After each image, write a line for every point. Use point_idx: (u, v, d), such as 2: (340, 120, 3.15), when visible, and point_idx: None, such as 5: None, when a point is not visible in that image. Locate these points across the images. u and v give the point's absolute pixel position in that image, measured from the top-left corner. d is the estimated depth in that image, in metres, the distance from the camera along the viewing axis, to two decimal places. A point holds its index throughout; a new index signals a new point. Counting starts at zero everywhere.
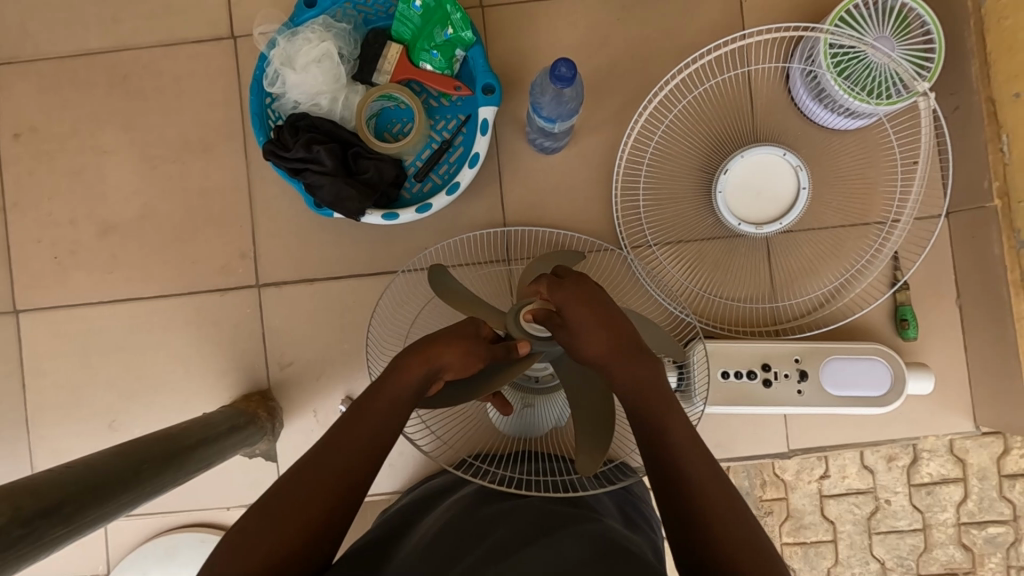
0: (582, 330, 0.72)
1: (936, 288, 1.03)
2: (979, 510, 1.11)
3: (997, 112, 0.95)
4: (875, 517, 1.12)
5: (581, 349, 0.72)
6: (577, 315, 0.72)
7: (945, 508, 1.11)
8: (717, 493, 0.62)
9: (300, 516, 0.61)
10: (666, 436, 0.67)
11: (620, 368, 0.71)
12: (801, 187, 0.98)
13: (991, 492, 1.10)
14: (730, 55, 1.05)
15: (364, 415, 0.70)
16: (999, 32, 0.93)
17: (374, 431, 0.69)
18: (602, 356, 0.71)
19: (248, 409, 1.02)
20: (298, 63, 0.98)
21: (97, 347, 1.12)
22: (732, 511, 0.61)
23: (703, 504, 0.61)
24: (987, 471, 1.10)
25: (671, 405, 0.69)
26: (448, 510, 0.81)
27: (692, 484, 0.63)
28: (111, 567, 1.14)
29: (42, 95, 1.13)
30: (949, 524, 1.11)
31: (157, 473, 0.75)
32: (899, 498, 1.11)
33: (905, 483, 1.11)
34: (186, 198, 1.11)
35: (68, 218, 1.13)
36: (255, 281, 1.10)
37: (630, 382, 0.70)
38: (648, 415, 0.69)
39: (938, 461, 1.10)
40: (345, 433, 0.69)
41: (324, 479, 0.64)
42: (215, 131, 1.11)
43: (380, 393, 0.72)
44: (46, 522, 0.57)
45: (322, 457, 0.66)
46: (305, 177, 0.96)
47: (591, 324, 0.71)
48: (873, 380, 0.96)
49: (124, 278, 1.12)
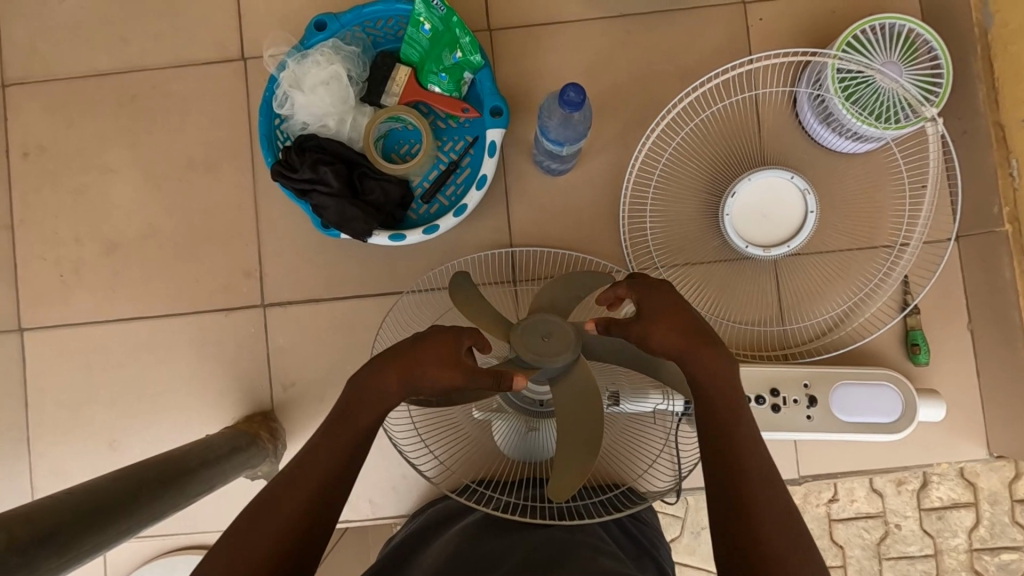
0: (662, 315, 0.73)
1: (946, 313, 1.02)
2: (991, 536, 1.09)
3: (1005, 137, 0.95)
4: (885, 542, 1.10)
5: (658, 334, 0.72)
6: (658, 301, 0.74)
7: (956, 534, 1.09)
8: (769, 506, 0.62)
9: (286, 538, 0.60)
10: (726, 448, 0.66)
11: (704, 360, 0.70)
12: (808, 211, 0.98)
13: (1004, 517, 1.08)
14: (738, 79, 1.05)
15: (336, 431, 0.69)
16: (1005, 58, 0.94)
17: (343, 451, 0.68)
18: (682, 337, 0.71)
19: (249, 430, 1.01)
20: (306, 85, 0.98)
21: (98, 366, 1.11)
22: (783, 523, 0.60)
23: (748, 511, 0.61)
24: (999, 496, 1.08)
25: (748, 445, 0.66)
26: (451, 539, 0.80)
27: (754, 527, 0.60)
28: None
29: (50, 114, 1.14)
30: (961, 549, 1.09)
31: (156, 498, 0.74)
32: (909, 522, 1.09)
33: (914, 508, 1.09)
34: (191, 218, 1.11)
35: (73, 237, 1.13)
36: (259, 301, 1.10)
37: (702, 369, 0.70)
38: (725, 457, 0.66)
39: (948, 485, 1.09)
40: (326, 445, 0.68)
41: (318, 501, 0.63)
42: (221, 151, 1.12)
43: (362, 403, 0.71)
44: (41, 552, 0.56)
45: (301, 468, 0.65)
46: (311, 198, 0.96)
47: (671, 308, 0.73)
48: (882, 407, 0.95)
49: (127, 297, 1.11)
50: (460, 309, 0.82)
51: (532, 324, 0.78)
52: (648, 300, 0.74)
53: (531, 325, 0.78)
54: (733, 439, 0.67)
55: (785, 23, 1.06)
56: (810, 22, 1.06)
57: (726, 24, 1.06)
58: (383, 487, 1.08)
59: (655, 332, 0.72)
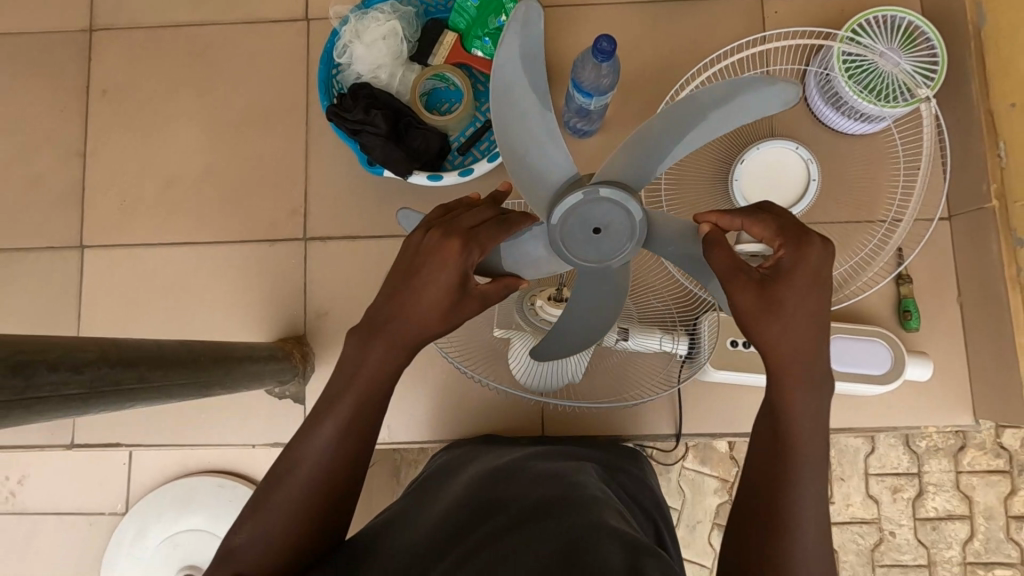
0: (787, 312, 0.63)
1: (936, 286, 1.10)
2: (985, 550, 1.30)
3: (995, 122, 1.03)
4: (879, 549, 1.32)
5: (763, 335, 0.64)
6: (792, 295, 0.63)
7: (951, 546, 1.31)
8: (800, 506, 0.59)
9: (314, 497, 0.63)
10: (779, 432, 0.62)
11: (797, 375, 0.63)
12: (810, 178, 1.07)
13: (998, 533, 1.30)
14: (751, 58, 1.15)
15: (338, 395, 0.66)
16: (997, 50, 1.02)
17: (341, 422, 0.65)
18: (789, 350, 0.63)
19: (285, 347, 1.10)
20: (365, 38, 1.09)
21: (146, 285, 1.20)
22: (804, 531, 0.58)
23: (773, 509, 0.59)
24: (994, 512, 1.30)
25: (804, 439, 0.62)
26: (464, 492, 0.77)
27: (776, 523, 0.59)
28: (129, 506, 1.30)
29: (129, 58, 1.26)
30: (955, 561, 1.30)
31: (209, 370, 0.82)
32: (903, 530, 1.32)
33: (909, 517, 1.32)
34: (246, 159, 1.22)
35: (137, 168, 1.23)
36: (302, 236, 1.19)
37: (790, 382, 0.63)
38: (775, 445, 0.62)
39: (944, 497, 1.31)
40: (338, 405, 0.65)
41: (343, 453, 0.65)
42: (280, 99, 1.23)
43: (362, 366, 0.66)
44: (125, 372, 0.64)
45: (319, 425, 0.65)
46: (361, 138, 1.06)
47: (803, 316, 0.63)
48: (874, 360, 1.02)
49: (181, 225, 1.21)
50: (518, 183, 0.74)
51: (589, 207, 0.70)
52: (783, 282, 0.64)
53: (589, 209, 0.70)
54: (786, 430, 0.62)
55: (798, 17, 1.17)
56: (820, 16, 1.17)
57: (745, 15, 1.18)
58: (399, 414, 1.14)
59: (766, 330, 0.63)
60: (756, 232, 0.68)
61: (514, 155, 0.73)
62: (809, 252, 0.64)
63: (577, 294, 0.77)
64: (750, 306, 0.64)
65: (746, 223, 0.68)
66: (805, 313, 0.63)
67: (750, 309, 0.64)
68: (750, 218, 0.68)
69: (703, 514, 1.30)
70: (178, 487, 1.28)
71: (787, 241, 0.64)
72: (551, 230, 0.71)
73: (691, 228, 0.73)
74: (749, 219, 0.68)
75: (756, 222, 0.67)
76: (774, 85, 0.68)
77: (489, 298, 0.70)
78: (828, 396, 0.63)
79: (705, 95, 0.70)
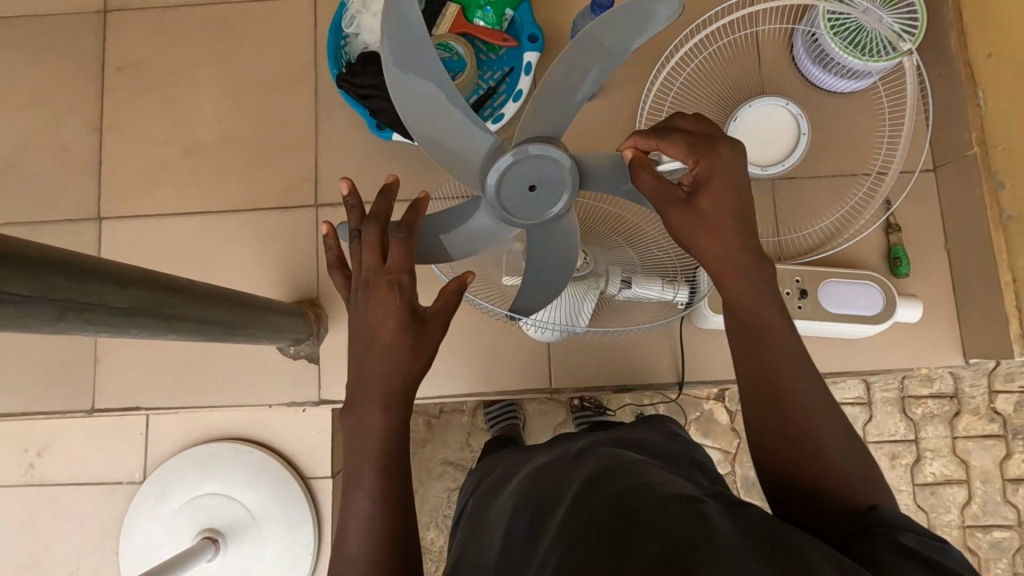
0: (710, 218, 0.70)
1: (925, 234, 1.14)
2: (983, 513, 1.34)
3: (974, 74, 1.08)
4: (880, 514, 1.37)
5: (696, 245, 0.70)
6: (712, 200, 0.70)
7: (950, 510, 1.35)
8: (822, 440, 0.62)
9: (383, 543, 0.65)
10: (763, 374, 0.65)
11: (736, 284, 0.68)
12: (802, 133, 1.12)
13: (995, 496, 1.34)
14: (741, 20, 1.21)
15: (353, 457, 0.68)
16: (973, 6, 1.08)
17: (379, 467, 0.67)
18: (719, 257, 0.69)
19: (300, 307, 1.13)
20: (373, 8, 1.13)
21: (162, 254, 1.23)
22: (833, 459, 0.61)
23: (801, 454, 0.62)
24: (990, 475, 1.35)
25: (781, 359, 0.66)
26: (517, 486, 0.75)
27: (805, 466, 0.61)
28: (146, 475, 1.33)
29: (141, 35, 1.29)
30: (954, 525, 1.35)
31: (235, 313, 0.85)
32: (903, 496, 1.36)
33: (909, 482, 1.37)
34: (257, 129, 1.25)
35: (151, 140, 1.26)
36: (313, 202, 1.22)
37: (731, 296, 0.69)
38: (765, 391, 0.65)
39: (942, 462, 1.36)
40: (360, 463, 0.68)
41: (387, 494, 0.67)
42: (289, 71, 1.27)
43: (368, 422, 0.68)
44: (164, 297, 0.68)
45: (353, 488, 0.68)
46: (370, 103, 1.12)
47: (723, 218, 0.70)
48: (867, 302, 1.06)
49: (195, 195, 1.24)
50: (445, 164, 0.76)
51: (517, 170, 0.71)
52: (703, 190, 0.70)
53: (517, 172, 0.72)
54: (769, 371, 0.65)
55: None
56: None
57: None
58: None
59: (698, 240, 0.70)
60: (671, 153, 0.74)
61: (431, 136, 0.73)
62: (714, 158, 0.71)
63: (533, 250, 0.81)
64: (681, 219, 0.71)
65: (657, 143, 0.75)
66: (728, 214, 0.70)
67: (680, 222, 0.71)
68: (662, 141, 0.74)
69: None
70: (195, 454, 1.31)
71: (694, 152, 0.72)
72: (489, 199, 0.74)
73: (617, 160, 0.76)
74: (660, 138, 0.74)
75: (669, 143, 0.73)
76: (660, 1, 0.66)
77: (447, 314, 0.73)
78: (772, 299, 0.68)
79: (602, 38, 0.69)
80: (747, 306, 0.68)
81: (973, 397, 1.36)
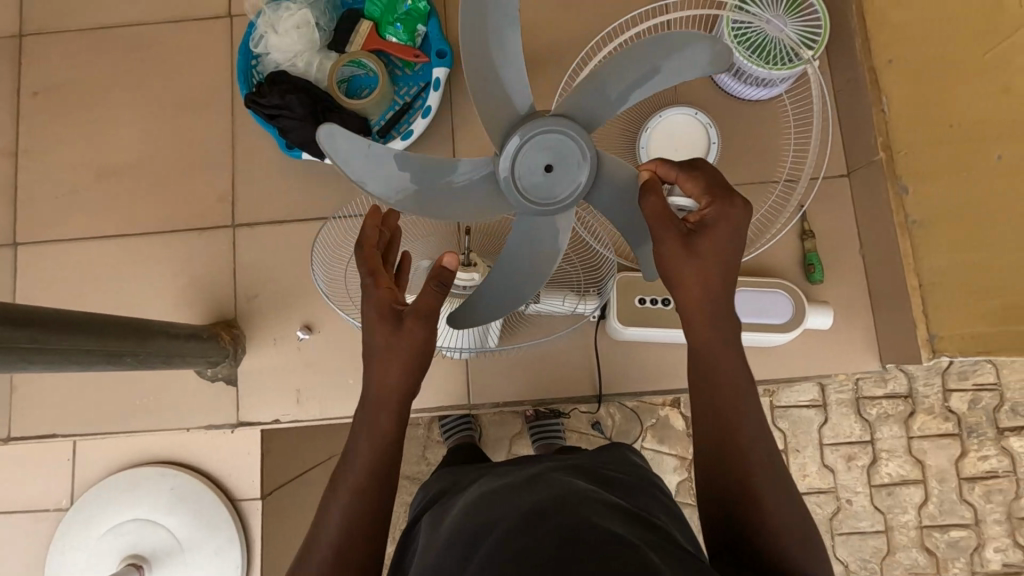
0: (705, 261, 0.73)
1: (839, 240, 1.14)
2: (940, 512, 1.39)
3: (877, 79, 1.07)
4: (837, 516, 1.40)
5: (681, 279, 0.73)
6: (710, 243, 0.73)
7: (906, 511, 1.39)
8: (769, 487, 0.67)
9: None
10: (723, 422, 0.71)
11: (697, 328, 0.74)
12: (711, 142, 1.12)
13: (951, 495, 1.39)
14: (656, 28, 1.20)
15: (325, 512, 0.72)
16: (875, 11, 1.08)
17: (354, 490, 0.72)
18: (700, 295, 0.73)
19: (213, 329, 1.13)
20: (280, 28, 1.14)
21: (79, 278, 1.23)
22: (776, 507, 0.66)
23: (749, 493, 0.66)
24: (946, 474, 1.39)
25: (734, 405, 0.71)
26: (473, 496, 0.74)
27: (753, 511, 0.65)
28: (72, 501, 1.32)
29: (58, 59, 1.29)
30: (911, 526, 1.39)
31: (120, 340, 0.85)
32: (860, 498, 1.40)
33: (865, 484, 1.40)
34: (176, 152, 1.25)
35: (68, 165, 1.26)
36: (230, 223, 1.22)
37: (697, 338, 0.74)
38: (719, 433, 0.70)
39: (897, 463, 1.40)
40: (328, 519, 0.72)
41: (349, 542, 0.69)
42: (206, 92, 1.27)
43: (343, 472, 0.74)
44: (17, 330, 0.67)
45: (316, 546, 0.70)
46: (279, 122, 1.11)
47: (713, 262, 0.73)
48: (775, 311, 1.07)
49: (113, 218, 1.24)
50: (474, 99, 0.73)
51: (542, 139, 0.72)
52: (707, 233, 0.74)
53: (541, 143, 0.72)
54: (726, 415, 0.71)
55: None
56: None
57: None
58: (330, 391, 1.17)
59: (682, 276, 0.73)
60: (688, 187, 0.78)
61: (470, 61, 0.71)
62: (728, 206, 0.74)
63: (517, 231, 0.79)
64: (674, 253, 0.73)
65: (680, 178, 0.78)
66: (725, 258, 0.74)
67: (673, 256, 0.73)
68: (683, 174, 0.78)
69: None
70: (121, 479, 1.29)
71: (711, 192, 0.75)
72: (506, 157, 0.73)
73: (634, 177, 0.78)
74: (683, 173, 0.78)
75: (690, 178, 0.77)
76: (714, 46, 0.74)
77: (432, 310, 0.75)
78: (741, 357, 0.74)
79: (637, 50, 0.73)
80: (714, 353, 0.73)
81: (927, 396, 1.40)
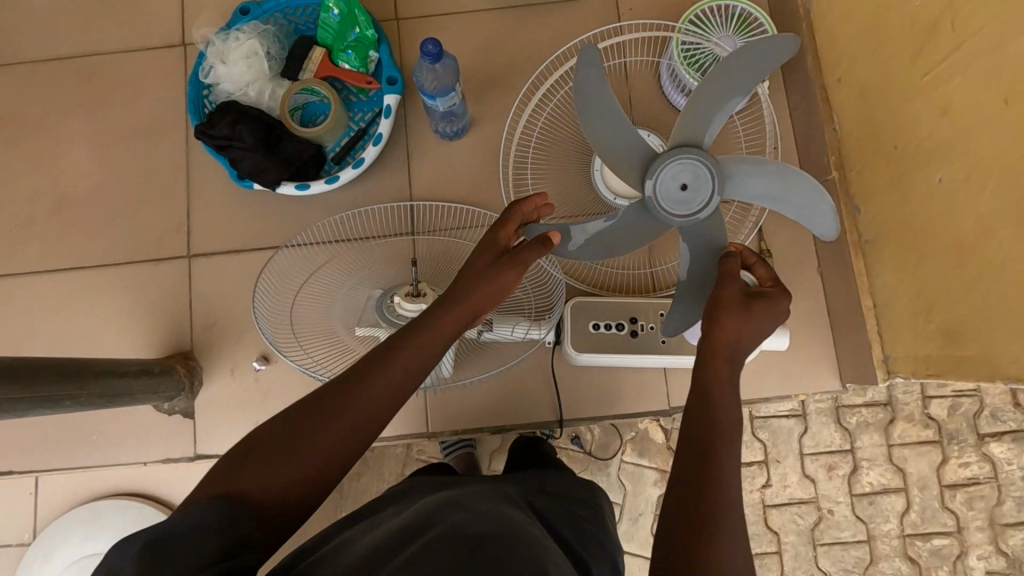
0: (755, 324, 0.78)
1: (797, 258, 1.14)
2: (922, 521, 1.32)
3: (829, 98, 1.09)
4: (818, 526, 1.33)
5: (720, 318, 0.76)
6: (761, 312, 0.79)
7: (888, 519, 1.32)
8: (726, 527, 0.61)
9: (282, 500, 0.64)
10: (708, 455, 0.66)
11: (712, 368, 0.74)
12: None
13: (933, 502, 1.32)
14: (608, 49, 1.20)
15: (304, 429, 0.68)
16: (823, 29, 1.08)
17: (348, 433, 0.69)
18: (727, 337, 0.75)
19: (168, 362, 1.12)
20: (229, 59, 1.14)
21: (34, 313, 1.22)
22: (728, 550, 0.59)
23: (701, 523, 0.61)
24: (928, 481, 1.33)
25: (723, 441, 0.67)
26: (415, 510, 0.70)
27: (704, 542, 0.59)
28: (35, 536, 1.31)
29: (12, 92, 1.29)
30: (894, 535, 1.32)
31: (65, 381, 0.84)
32: (841, 507, 1.33)
33: (846, 493, 1.33)
34: (130, 182, 1.25)
35: (23, 198, 1.26)
36: (186, 253, 1.22)
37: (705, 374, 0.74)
38: (705, 455, 0.66)
39: (878, 471, 1.33)
40: (304, 425, 0.68)
41: (303, 483, 0.66)
42: (161, 121, 1.26)
43: (341, 411, 0.70)
44: None
45: (282, 440, 0.67)
46: (229, 152, 1.10)
47: (757, 329, 0.78)
48: None
49: (68, 250, 1.23)
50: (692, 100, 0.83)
51: (692, 169, 0.83)
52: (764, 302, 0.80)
53: (689, 171, 0.83)
54: (712, 442, 0.67)
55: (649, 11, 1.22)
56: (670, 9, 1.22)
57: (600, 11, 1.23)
58: None
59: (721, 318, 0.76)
60: (760, 273, 0.86)
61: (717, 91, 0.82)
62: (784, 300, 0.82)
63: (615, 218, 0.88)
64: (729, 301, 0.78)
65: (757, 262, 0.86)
66: (766, 331, 0.79)
67: (729, 301, 0.78)
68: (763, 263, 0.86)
69: (644, 505, 1.34)
70: (83, 512, 1.28)
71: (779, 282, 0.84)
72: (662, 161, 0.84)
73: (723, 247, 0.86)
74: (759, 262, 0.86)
75: (766, 267, 0.86)
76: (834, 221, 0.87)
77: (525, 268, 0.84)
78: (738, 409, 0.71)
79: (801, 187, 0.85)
80: (718, 388, 0.72)
81: (906, 404, 1.35)
